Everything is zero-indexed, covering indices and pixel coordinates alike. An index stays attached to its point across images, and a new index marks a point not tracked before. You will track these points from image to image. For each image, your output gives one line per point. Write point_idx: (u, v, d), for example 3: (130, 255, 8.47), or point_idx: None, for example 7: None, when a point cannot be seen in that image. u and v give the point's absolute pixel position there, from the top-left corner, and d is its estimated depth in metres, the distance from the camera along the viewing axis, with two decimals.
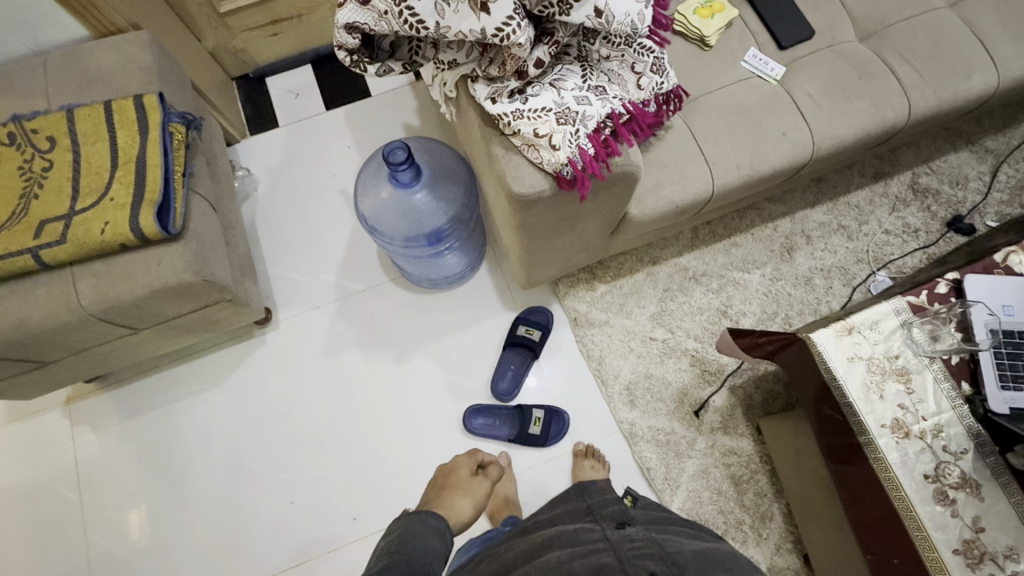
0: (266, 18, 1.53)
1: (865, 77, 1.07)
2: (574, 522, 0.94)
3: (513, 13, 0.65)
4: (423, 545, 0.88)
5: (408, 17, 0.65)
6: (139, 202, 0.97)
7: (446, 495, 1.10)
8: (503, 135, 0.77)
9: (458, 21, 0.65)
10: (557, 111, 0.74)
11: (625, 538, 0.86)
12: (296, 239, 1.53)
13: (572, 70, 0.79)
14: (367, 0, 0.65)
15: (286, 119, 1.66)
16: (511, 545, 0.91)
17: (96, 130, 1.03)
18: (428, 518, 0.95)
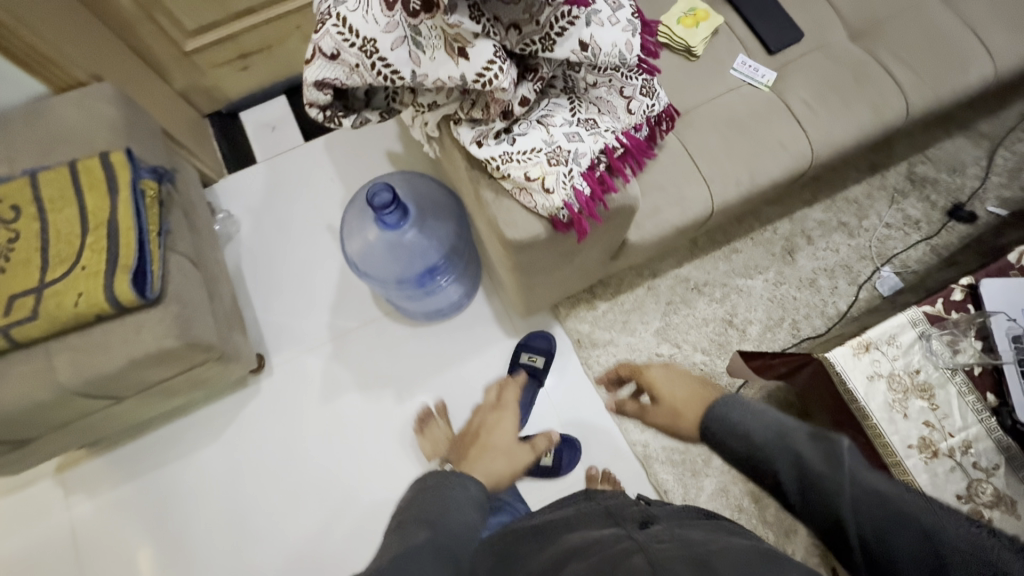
0: (234, 52, 1.47)
1: (861, 78, 1.04)
2: (592, 527, 0.74)
3: (494, 56, 0.60)
4: (450, 521, 0.73)
5: (381, 68, 0.60)
6: (113, 267, 0.92)
7: (482, 457, 0.92)
8: (492, 177, 0.73)
9: (437, 69, 0.61)
10: (549, 151, 0.69)
11: (653, 539, 0.65)
12: (286, 280, 1.50)
13: (559, 103, 0.75)
14: (335, 54, 0.60)
15: (265, 155, 1.60)
16: (533, 553, 0.71)
17: (63, 194, 0.98)
18: (461, 494, 0.78)
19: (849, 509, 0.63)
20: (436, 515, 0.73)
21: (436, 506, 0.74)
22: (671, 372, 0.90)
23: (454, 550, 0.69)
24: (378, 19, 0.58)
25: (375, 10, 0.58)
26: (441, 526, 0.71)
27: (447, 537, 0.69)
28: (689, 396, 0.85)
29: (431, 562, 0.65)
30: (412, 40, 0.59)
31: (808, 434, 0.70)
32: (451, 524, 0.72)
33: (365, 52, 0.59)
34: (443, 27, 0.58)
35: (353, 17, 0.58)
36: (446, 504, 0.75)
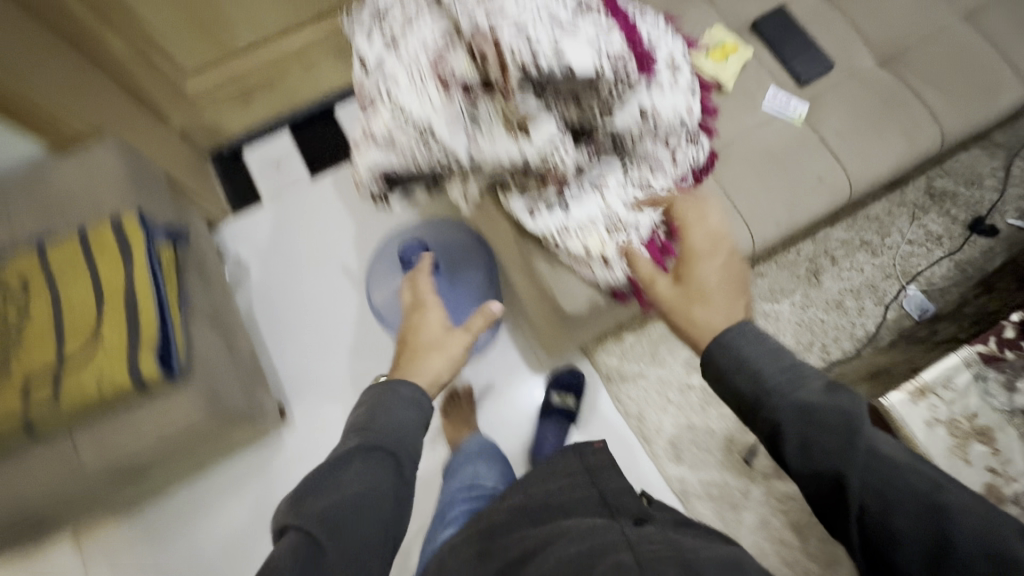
0: (237, 90, 1.39)
1: (900, 107, 1.01)
2: (586, 514, 0.77)
3: (556, 135, 0.58)
4: (388, 429, 0.72)
5: (437, 150, 0.58)
6: (135, 342, 0.86)
7: (419, 352, 0.84)
8: (546, 247, 0.70)
9: (496, 148, 0.58)
10: (608, 220, 0.68)
11: (645, 540, 0.66)
12: (301, 324, 1.44)
13: (610, 165, 0.70)
14: (391, 140, 0.58)
15: (271, 194, 1.55)
16: (522, 539, 0.75)
17: (72, 264, 0.91)
18: (402, 390, 0.76)
19: (857, 474, 0.52)
20: (381, 415, 0.73)
21: (380, 397, 0.75)
22: (704, 232, 0.65)
23: (394, 449, 0.70)
24: (436, 103, 0.57)
25: (433, 95, 0.57)
26: (379, 425, 0.72)
27: (393, 438, 0.71)
28: (709, 313, 0.63)
29: (369, 466, 0.67)
30: (469, 121, 0.57)
31: (825, 382, 0.57)
32: (384, 423, 0.72)
33: (421, 136, 0.57)
34: (505, 109, 0.56)
35: (410, 103, 0.57)
36: (391, 401, 0.75)
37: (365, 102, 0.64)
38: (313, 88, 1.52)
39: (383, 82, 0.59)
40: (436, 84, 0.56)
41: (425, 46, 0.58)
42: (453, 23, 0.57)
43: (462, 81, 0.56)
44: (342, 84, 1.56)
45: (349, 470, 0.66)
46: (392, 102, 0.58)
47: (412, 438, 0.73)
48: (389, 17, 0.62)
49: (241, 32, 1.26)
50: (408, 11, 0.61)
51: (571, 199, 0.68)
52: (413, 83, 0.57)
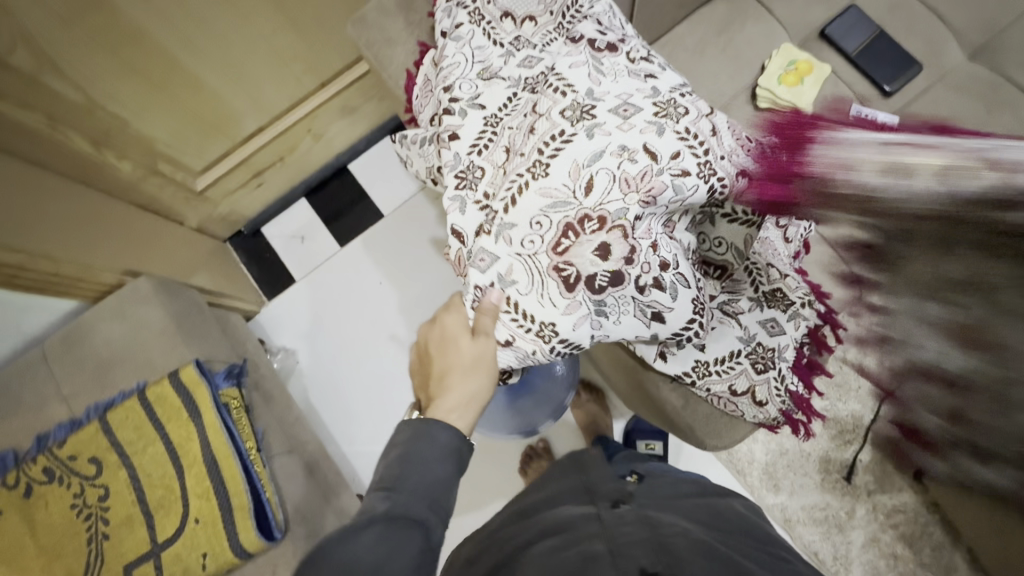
0: (247, 174, 1.27)
1: (1001, 107, 0.90)
2: (568, 503, 0.65)
3: (692, 317, 0.59)
4: (421, 480, 0.51)
5: (560, 346, 0.57)
6: (229, 511, 0.83)
7: (446, 377, 0.57)
8: (676, 380, 0.67)
9: (624, 331, 0.58)
10: (750, 354, 0.66)
11: (617, 520, 0.57)
12: (362, 407, 1.38)
13: (741, 283, 0.69)
14: (510, 343, 0.58)
15: (302, 270, 1.46)
16: (509, 538, 0.61)
17: (142, 432, 0.86)
18: (434, 432, 0.54)
19: None
20: (417, 453, 0.53)
21: (413, 438, 0.54)
22: None
23: (426, 518, 0.50)
24: (558, 301, 0.55)
25: (555, 293, 0.55)
26: (408, 480, 0.51)
27: (423, 495, 0.51)
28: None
29: (385, 533, 0.47)
30: (596, 313, 0.56)
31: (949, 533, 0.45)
32: (417, 479, 0.51)
33: (544, 336, 0.56)
34: (639, 299, 0.56)
35: (528, 302, 0.56)
36: (426, 442, 0.53)
37: (461, 272, 0.63)
38: (324, 153, 1.41)
39: (489, 272, 0.58)
40: (557, 280, 0.55)
41: (539, 231, 0.55)
42: (569, 205, 0.55)
43: (587, 276, 0.54)
44: (353, 140, 1.45)
45: (360, 539, 0.46)
46: (505, 298, 0.57)
47: (448, 494, 0.52)
48: (477, 177, 0.61)
49: (246, 118, 1.15)
50: (499, 170, 0.60)
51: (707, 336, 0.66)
52: (529, 279, 0.56)
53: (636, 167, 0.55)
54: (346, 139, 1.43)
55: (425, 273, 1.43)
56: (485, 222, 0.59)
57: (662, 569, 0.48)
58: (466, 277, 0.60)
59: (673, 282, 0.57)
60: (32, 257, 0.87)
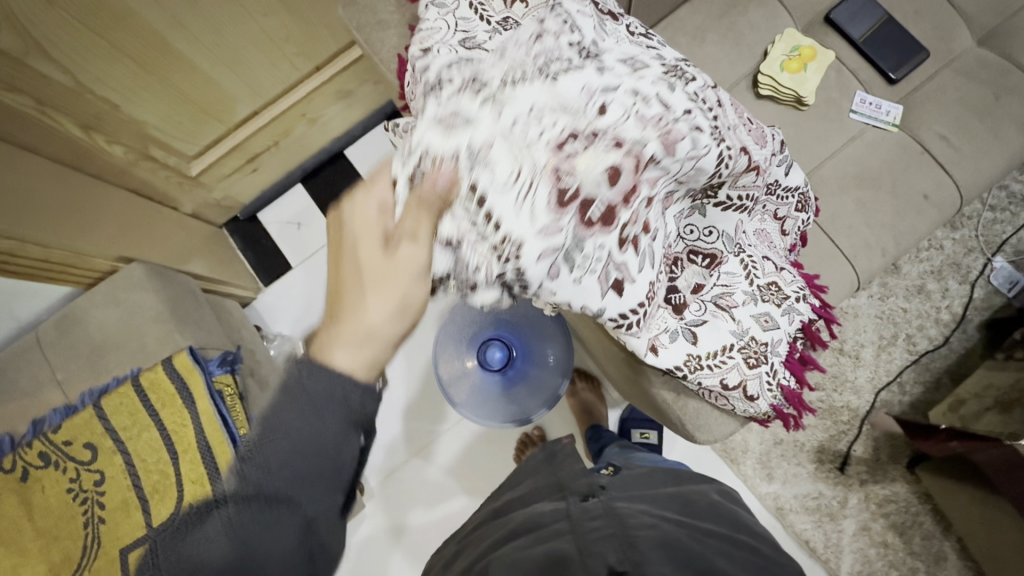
0: (242, 159, 1.26)
1: (1009, 95, 0.88)
2: (541, 500, 0.65)
3: (643, 300, 0.57)
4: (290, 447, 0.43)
5: (513, 277, 0.51)
6: None
7: (347, 294, 0.48)
8: (667, 374, 0.67)
9: (576, 294, 0.53)
10: (743, 349, 0.66)
11: (585, 516, 0.57)
12: None
13: (735, 272, 0.68)
14: (456, 243, 0.51)
15: (298, 256, 1.45)
16: (495, 531, 0.62)
17: (136, 419, 0.87)
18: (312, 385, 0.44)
19: None
20: (291, 422, 0.43)
21: (283, 403, 0.43)
22: None
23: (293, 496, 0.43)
24: (541, 213, 0.49)
25: (538, 201, 0.50)
26: (271, 450, 0.43)
27: (293, 472, 0.43)
28: None
29: (237, 518, 0.42)
30: (566, 254, 0.51)
31: None
32: (290, 453, 0.43)
33: (501, 254, 0.50)
34: (611, 256, 0.52)
35: (499, 201, 0.50)
36: (299, 405, 0.43)
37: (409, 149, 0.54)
38: (320, 137, 1.39)
39: (457, 138, 0.51)
40: (549, 187, 0.49)
41: (536, 124, 0.51)
42: (574, 115, 0.51)
43: (580, 199, 0.50)
44: (349, 124, 1.43)
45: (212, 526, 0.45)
46: (467, 181, 0.50)
47: (333, 459, 0.44)
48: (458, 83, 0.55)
49: (240, 103, 1.13)
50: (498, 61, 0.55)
51: (699, 330, 0.65)
52: (509, 169, 0.50)
53: (651, 112, 0.53)
54: (343, 124, 1.41)
55: None
56: (473, 94, 0.53)
57: (628, 567, 0.49)
58: (421, 146, 0.52)
59: (645, 251, 0.55)
60: (23, 243, 0.86)
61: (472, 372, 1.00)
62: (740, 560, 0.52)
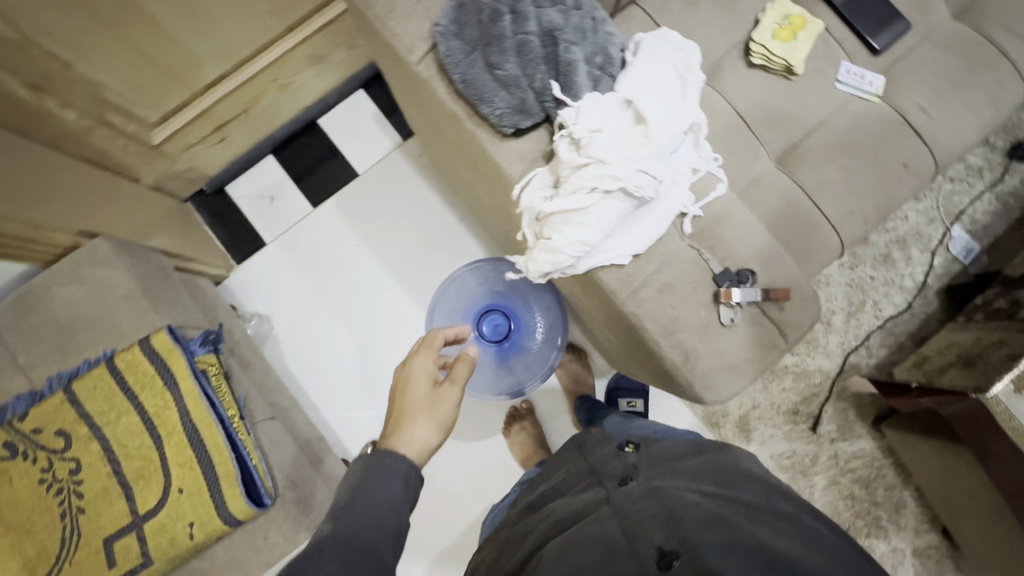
0: (209, 126, 1.18)
1: (981, 69, 0.93)
2: (577, 490, 0.70)
3: None
4: (374, 506, 0.58)
5: None
6: (216, 481, 0.80)
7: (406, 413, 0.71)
8: (716, 309, 0.65)
9: None
10: (766, 300, 0.65)
11: (628, 499, 0.62)
12: (341, 371, 1.35)
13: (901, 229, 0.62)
14: None
15: (272, 232, 1.38)
16: (545, 515, 0.67)
17: (113, 403, 0.81)
18: (389, 464, 0.63)
19: None
20: (371, 499, 0.58)
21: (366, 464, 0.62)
22: None
23: (377, 546, 0.55)
24: None
25: None
26: (357, 508, 0.57)
27: (376, 526, 0.56)
28: None
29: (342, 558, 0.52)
30: None
31: None
32: (364, 511, 0.57)
33: None
34: None
35: None
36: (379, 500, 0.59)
37: None
38: (292, 105, 1.32)
39: None
40: None
41: None
42: None
43: None
44: (324, 92, 1.36)
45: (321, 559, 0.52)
46: None
47: (398, 519, 0.59)
48: None
49: (208, 65, 1.06)
50: None
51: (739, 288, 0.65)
52: None
53: None
54: (316, 91, 1.34)
55: (404, 233, 1.38)
56: None
57: (676, 544, 0.54)
58: None
59: None
60: None
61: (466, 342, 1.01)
62: (780, 528, 0.57)
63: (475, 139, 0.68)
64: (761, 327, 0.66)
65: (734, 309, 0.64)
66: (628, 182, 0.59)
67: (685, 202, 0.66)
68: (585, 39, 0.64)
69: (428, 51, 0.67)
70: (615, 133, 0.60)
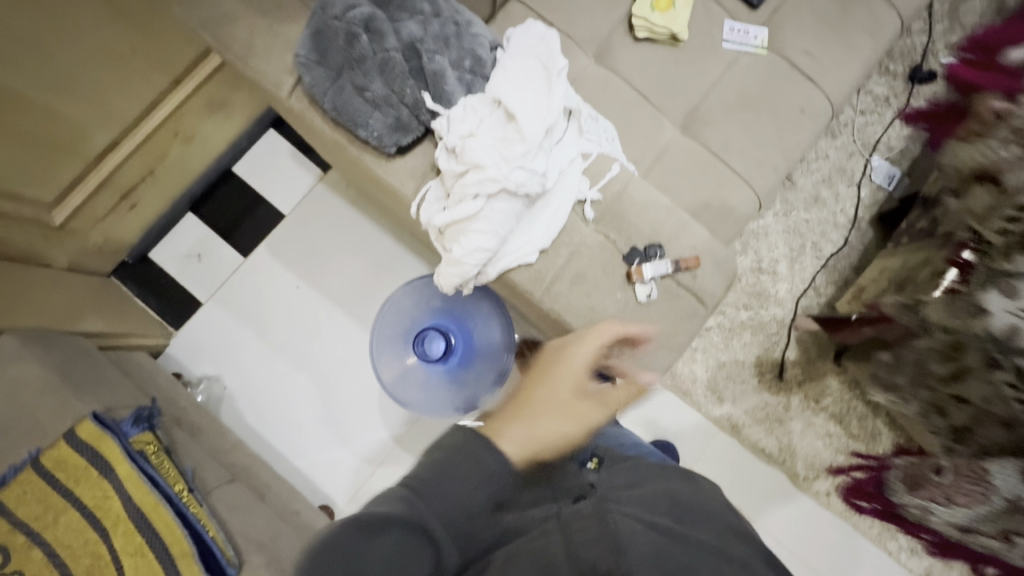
0: (114, 196, 1.14)
1: (856, 5, 0.96)
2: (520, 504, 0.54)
3: None
4: (459, 489, 0.47)
5: None
6: (172, 560, 0.78)
7: (539, 398, 0.56)
8: (631, 288, 0.65)
9: None
10: (679, 270, 0.65)
11: (575, 520, 0.50)
12: (305, 416, 1.31)
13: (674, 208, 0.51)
14: None
15: (206, 289, 1.34)
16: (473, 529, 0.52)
17: (48, 504, 0.77)
18: (486, 459, 0.48)
19: None
20: (453, 472, 0.47)
21: (465, 449, 0.48)
22: None
23: (447, 532, 0.46)
24: None
25: None
26: (437, 486, 0.46)
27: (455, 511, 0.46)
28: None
29: (400, 543, 0.43)
30: None
31: None
32: (443, 490, 0.46)
33: None
34: None
35: None
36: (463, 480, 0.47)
37: None
38: (201, 157, 1.28)
39: None
40: None
41: None
42: None
43: None
44: (233, 138, 1.33)
45: (378, 539, 0.43)
46: None
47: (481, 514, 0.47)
48: None
49: (92, 134, 1.03)
50: None
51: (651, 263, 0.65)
52: None
53: None
54: (224, 138, 1.31)
55: (342, 265, 1.35)
56: None
57: None
58: None
59: None
60: None
61: (412, 366, 0.99)
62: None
63: (362, 163, 0.67)
64: (679, 297, 0.66)
65: (649, 284, 0.64)
66: (508, 182, 0.59)
67: (579, 187, 0.65)
68: (448, 46, 0.64)
69: (296, 83, 0.66)
70: (488, 136, 0.60)
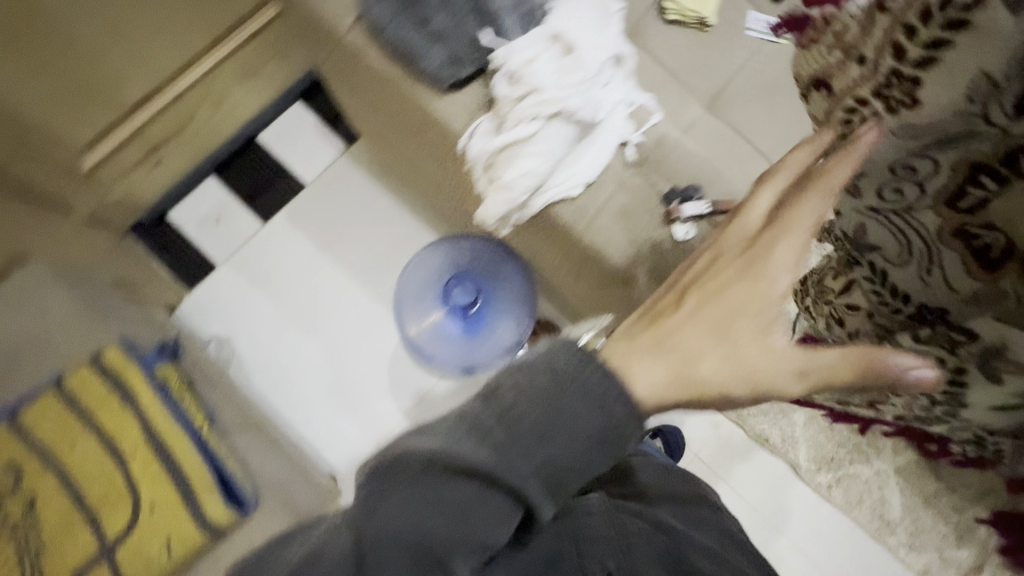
0: (144, 146, 1.16)
1: None
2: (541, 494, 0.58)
3: None
4: (555, 443, 0.45)
5: None
6: (190, 491, 0.77)
7: (693, 318, 0.49)
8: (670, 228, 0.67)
9: None
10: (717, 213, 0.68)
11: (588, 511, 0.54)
12: (312, 386, 1.31)
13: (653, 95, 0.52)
14: None
15: (224, 252, 1.34)
16: None
17: (65, 429, 0.77)
18: (590, 412, 0.46)
19: None
20: (550, 414, 0.45)
21: (563, 383, 0.46)
22: None
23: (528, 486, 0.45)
24: None
25: None
26: (530, 423, 0.45)
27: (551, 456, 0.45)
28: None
29: (478, 490, 0.44)
30: None
31: None
32: (532, 435, 0.45)
33: None
34: None
35: None
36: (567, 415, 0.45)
37: None
38: (230, 121, 1.31)
39: None
40: None
41: None
42: None
43: None
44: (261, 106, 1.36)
45: (453, 483, 0.44)
46: None
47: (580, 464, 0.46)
48: None
49: (131, 79, 1.06)
50: None
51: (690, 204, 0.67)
52: None
53: None
54: (253, 105, 1.33)
55: (362, 237, 1.37)
56: None
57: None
58: None
59: None
60: None
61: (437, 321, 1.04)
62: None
63: (413, 97, 0.69)
64: None
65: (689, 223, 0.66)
66: (566, 103, 0.66)
67: (624, 130, 0.69)
68: None
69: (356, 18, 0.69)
70: (548, 63, 0.66)
